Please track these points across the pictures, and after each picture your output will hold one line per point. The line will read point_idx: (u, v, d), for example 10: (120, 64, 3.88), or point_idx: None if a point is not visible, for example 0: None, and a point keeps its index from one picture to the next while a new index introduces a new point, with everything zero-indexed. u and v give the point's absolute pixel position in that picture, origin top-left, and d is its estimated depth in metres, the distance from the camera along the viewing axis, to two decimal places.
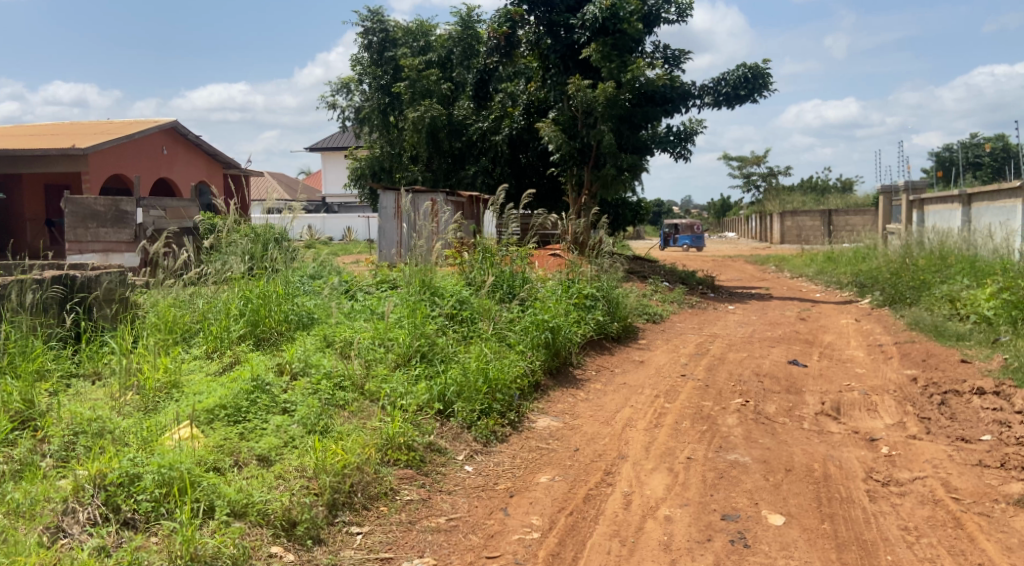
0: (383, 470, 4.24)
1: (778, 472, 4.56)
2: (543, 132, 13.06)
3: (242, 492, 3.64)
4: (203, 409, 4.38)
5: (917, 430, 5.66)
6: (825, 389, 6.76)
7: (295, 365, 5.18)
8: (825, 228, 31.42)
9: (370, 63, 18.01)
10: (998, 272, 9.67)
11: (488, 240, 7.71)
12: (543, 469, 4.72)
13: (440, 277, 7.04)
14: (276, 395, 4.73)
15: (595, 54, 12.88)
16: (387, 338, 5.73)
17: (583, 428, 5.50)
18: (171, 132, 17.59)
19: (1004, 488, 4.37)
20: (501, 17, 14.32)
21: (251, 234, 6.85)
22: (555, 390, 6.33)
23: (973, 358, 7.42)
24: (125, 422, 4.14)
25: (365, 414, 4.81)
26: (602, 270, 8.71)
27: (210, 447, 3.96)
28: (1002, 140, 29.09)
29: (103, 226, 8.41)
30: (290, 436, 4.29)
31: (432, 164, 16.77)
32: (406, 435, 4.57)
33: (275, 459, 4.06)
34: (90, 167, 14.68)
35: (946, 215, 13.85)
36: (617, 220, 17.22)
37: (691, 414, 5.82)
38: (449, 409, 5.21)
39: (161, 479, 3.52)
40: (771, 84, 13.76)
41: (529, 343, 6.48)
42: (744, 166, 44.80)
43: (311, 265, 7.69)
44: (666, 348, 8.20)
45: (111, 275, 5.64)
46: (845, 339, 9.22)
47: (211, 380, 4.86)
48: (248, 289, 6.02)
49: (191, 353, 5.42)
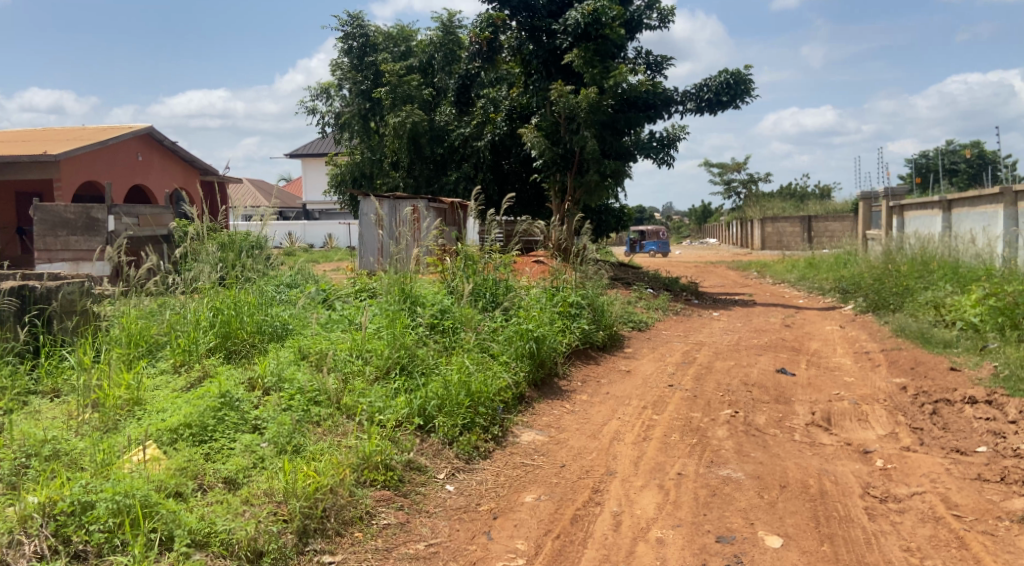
0: (358, 492, 4.01)
1: (773, 489, 4.38)
2: (526, 138, 12.87)
3: (204, 521, 3.41)
4: (166, 429, 4.15)
5: (910, 442, 5.51)
6: (814, 399, 6.60)
7: (268, 379, 4.95)
8: (805, 234, 31.60)
9: (350, 68, 17.62)
10: (982, 278, 9.60)
11: (470, 247, 7.41)
12: (527, 487, 4.50)
13: (420, 284, 6.82)
14: (245, 412, 4.49)
15: (577, 59, 12.70)
16: (365, 349, 5.51)
17: (569, 442, 5.30)
18: (146, 138, 17.22)
19: (1007, 505, 4.22)
20: (483, 22, 14.04)
21: (223, 241, 6.59)
22: (540, 402, 6.13)
23: (963, 366, 7.29)
24: (81, 443, 3.90)
25: (340, 431, 4.59)
26: (586, 278, 8.54)
27: (172, 471, 3.73)
28: (978, 147, 29.39)
29: (73, 234, 8.08)
30: (259, 457, 4.06)
31: (414, 169, 16.55)
32: (384, 454, 4.34)
33: (242, 482, 3.84)
34: (62, 175, 14.33)
35: (926, 220, 13.81)
36: (600, 226, 17.10)
37: (680, 426, 5.64)
38: (430, 424, 4.97)
39: (115, 507, 3.28)
40: (753, 90, 13.69)
41: (513, 353, 6.26)
42: (725, 173, 44.94)
43: (287, 274, 7.44)
44: (652, 357, 8.01)
45: (71, 285, 5.37)
46: (831, 346, 9.11)
47: (176, 396, 4.62)
48: (218, 299, 5.77)
49: (157, 368, 5.18)
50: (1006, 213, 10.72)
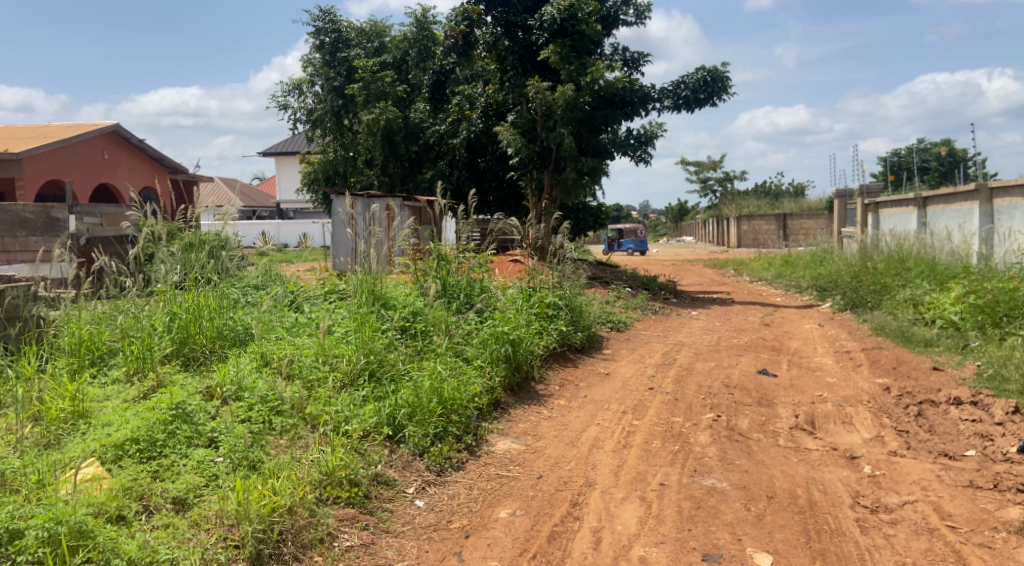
0: (319, 511, 3.73)
1: (760, 500, 4.17)
2: (502, 136, 12.59)
3: (146, 549, 3.15)
4: (111, 445, 3.86)
5: (897, 446, 5.33)
6: (797, 401, 6.42)
7: (226, 389, 4.64)
8: (780, 232, 31.62)
9: (322, 64, 17.28)
10: (960, 275, 9.49)
11: (444, 246, 7.11)
12: (502, 502, 4.25)
13: (391, 286, 6.56)
14: (200, 424, 4.20)
15: (553, 55, 12.43)
16: (332, 356, 5.23)
17: (547, 451, 5.06)
18: (111, 136, 16.70)
19: (1002, 514, 4.05)
20: (458, 16, 13.76)
21: (184, 243, 6.28)
22: (516, 407, 5.88)
23: (945, 366, 7.12)
24: (16, 462, 3.59)
25: (302, 444, 4.32)
26: (565, 278, 8.28)
27: (114, 492, 3.47)
28: (950, 144, 29.62)
29: (33, 234, 7.53)
30: (212, 474, 3.80)
31: (388, 168, 16.21)
32: (348, 469, 4.07)
33: (193, 502, 3.58)
34: (23, 173, 13.86)
35: (901, 218, 13.74)
36: (578, 224, 16.89)
37: (662, 432, 5.42)
38: (400, 434, 4.71)
39: (46, 536, 2.99)
40: (730, 88, 13.56)
41: (488, 358, 6.00)
42: (701, 171, 45.01)
43: (253, 275, 7.10)
44: (632, 358, 7.80)
45: (15, 290, 5.05)
46: (812, 346, 8.94)
47: (125, 408, 4.31)
48: (175, 304, 5.45)
49: (108, 377, 4.86)
50: (982, 210, 10.66)
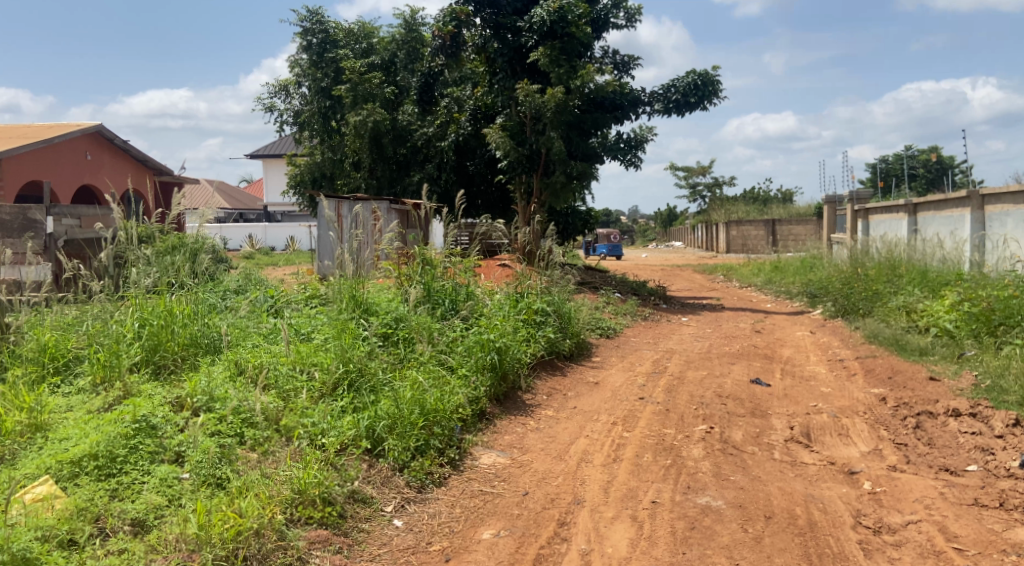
0: (289, 533, 3.49)
1: (757, 521, 3.96)
2: (490, 138, 12.32)
3: None
4: (67, 461, 3.61)
5: (896, 460, 5.14)
6: (791, 411, 6.22)
7: (197, 399, 4.37)
8: (769, 237, 31.61)
9: (309, 64, 16.88)
10: (953, 283, 9.33)
11: (429, 251, 6.89)
12: (486, 521, 4.03)
13: (373, 291, 6.32)
14: (167, 437, 3.94)
15: (543, 58, 12.19)
16: (310, 364, 5.01)
17: (533, 464, 4.84)
18: (94, 136, 16.36)
19: (1010, 535, 3.86)
20: (447, 16, 13.45)
21: (158, 247, 6.01)
22: (501, 418, 5.65)
23: (942, 374, 6.95)
24: None
25: (274, 459, 4.09)
26: (552, 283, 8.08)
27: (67, 514, 3.24)
28: (938, 152, 29.66)
29: (6, 235, 6.97)
30: (176, 492, 3.56)
31: (376, 170, 15.86)
32: (322, 486, 3.82)
33: (153, 524, 3.35)
34: (4, 174, 13.55)
35: (892, 224, 13.63)
36: (567, 229, 16.70)
37: (653, 445, 5.20)
38: (379, 447, 4.47)
39: None
40: (721, 91, 13.38)
41: (473, 366, 5.78)
42: (690, 176, 45.01)
43: (232, 279, 6.81)
44: (622, 366, 7.60)
45: None
46: (804, 354, 8.75)
47: (85, 421, 4.04)
48: (146, 309, 5.16)
49: (72, 387, 4.61)
50: (974, 216, 10.51)
